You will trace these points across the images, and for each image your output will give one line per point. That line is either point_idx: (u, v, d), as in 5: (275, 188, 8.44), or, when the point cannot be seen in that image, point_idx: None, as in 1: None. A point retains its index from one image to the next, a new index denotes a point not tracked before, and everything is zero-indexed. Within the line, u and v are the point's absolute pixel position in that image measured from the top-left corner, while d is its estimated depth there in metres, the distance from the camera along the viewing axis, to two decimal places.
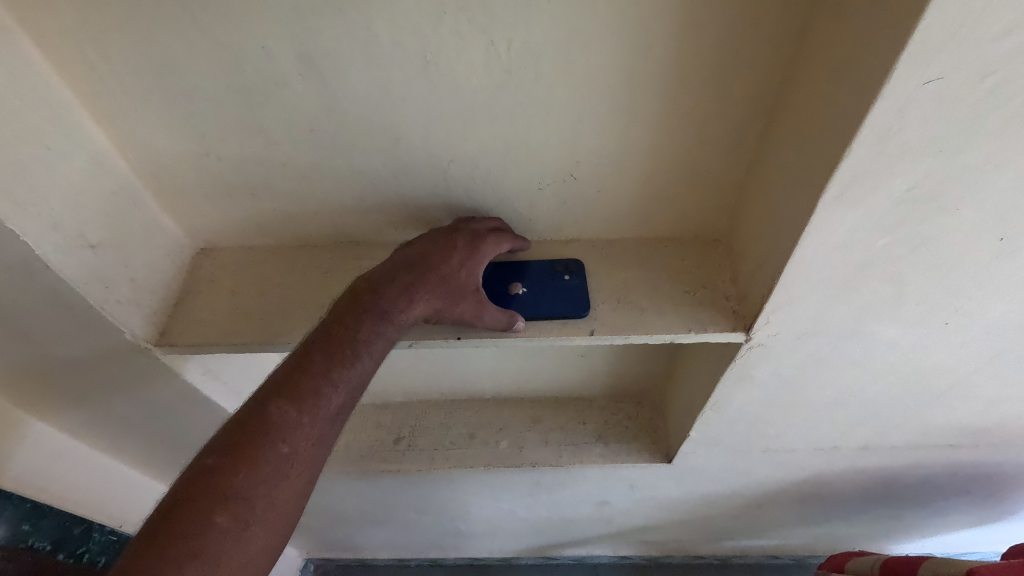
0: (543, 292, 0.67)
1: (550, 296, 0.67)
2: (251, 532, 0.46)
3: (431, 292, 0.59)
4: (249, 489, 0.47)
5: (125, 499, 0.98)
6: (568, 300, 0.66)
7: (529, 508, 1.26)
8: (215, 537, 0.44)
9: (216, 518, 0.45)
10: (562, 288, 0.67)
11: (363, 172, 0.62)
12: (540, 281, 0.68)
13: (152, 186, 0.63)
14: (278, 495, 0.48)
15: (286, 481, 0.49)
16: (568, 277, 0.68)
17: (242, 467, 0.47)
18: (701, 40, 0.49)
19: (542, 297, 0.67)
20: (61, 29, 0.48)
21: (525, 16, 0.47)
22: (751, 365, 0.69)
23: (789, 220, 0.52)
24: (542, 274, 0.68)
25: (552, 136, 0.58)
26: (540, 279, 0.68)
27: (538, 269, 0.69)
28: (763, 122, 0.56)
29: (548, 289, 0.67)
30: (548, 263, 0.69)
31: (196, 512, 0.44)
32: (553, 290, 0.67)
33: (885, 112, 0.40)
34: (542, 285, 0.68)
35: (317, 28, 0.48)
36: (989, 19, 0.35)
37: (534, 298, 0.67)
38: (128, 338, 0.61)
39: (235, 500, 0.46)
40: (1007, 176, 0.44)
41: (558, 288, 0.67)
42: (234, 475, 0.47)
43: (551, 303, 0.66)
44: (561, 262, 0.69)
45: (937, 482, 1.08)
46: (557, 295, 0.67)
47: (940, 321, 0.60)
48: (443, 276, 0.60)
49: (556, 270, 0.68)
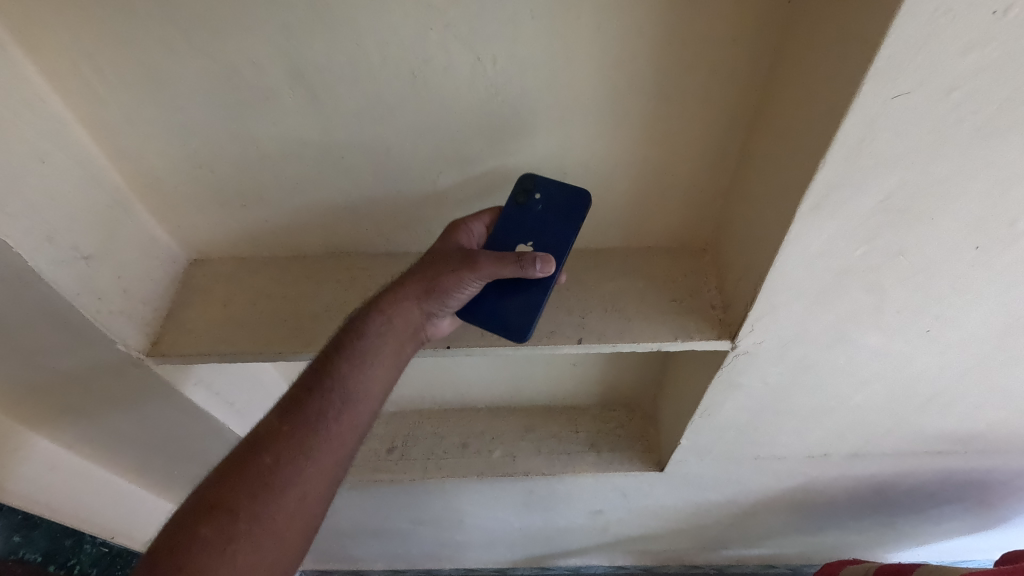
0: (544, 236, 0.63)
1: (553, 236, 0.63)
2: (236, 544, 0.52)
3: (431, 298, 0.62)
4: (233, 502, 0.53)
5: (116, 510, 0.98)
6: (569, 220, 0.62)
7: (523, 517, 1.26)
8: (199, 549, 0.51)
9: (201, 529, 0.52)
10: (548, 215, 0.62)
11: (353, 183, 0.63)
12: (525, 227, 0.63)
13: (145, 197, 0.64)
14: (260, 509, 0.53)
15: (270, 496, 0.54)
16: (540, 197, 0.62)
17: (226, 483, 0.55)
18: (682, 55, 0.51)
19: (546, 243, 0.63)
20: (58, 46, 0.49)
21: (508, 32, 0.49)
22: (738, 372, 0.70)
23: (769, 229, 0.54)
24: (518, 223, 0.63)
25: (538, 149, 0.59)
26: (518, 222, 0.63)
27: (508, 217, 0.64)
28: (744, 134, 0.57)
29: (541, 231, 0.63)
30: (509, 201, 0.63)
31: (187, 526, 0.52)
32: (544, 225, 0.62)
33: (855, 126, 0.41)
34: (533, 229, 0.63)
35: (307, 44, 0.49)
36: (950, 37, 0.36)
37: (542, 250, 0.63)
38: (120, 348, 0.62)
39: (218, 510, 0.53)
40: (978, 186, 0.46)
41: (546, 221, 0.62)
42: (219, 489, 0.54)
43: (560, 241, 0.63)
44: (518, 188, 0.62)
45: (929, 489, 1.09)
46: (557, 227, 0.62)
47: (923, 327, 0.61)
48: (444, 275, 0.60)
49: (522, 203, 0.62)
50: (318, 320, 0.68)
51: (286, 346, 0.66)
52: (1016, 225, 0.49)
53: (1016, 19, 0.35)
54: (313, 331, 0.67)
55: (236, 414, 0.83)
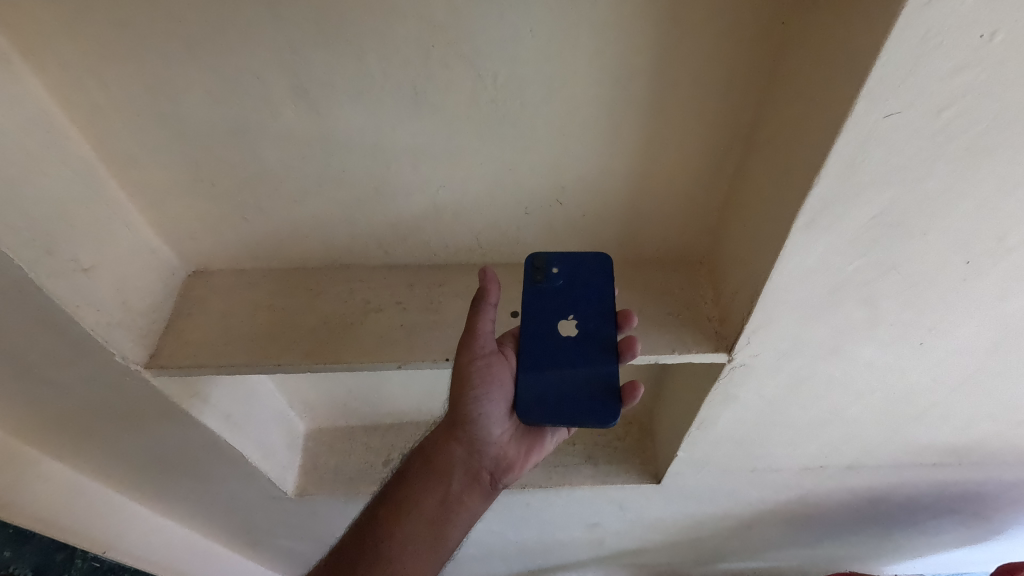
0: (576, 300, 0.67)
1: (583, 294, 0.67)
2: None
3: (468, 427, 0.68)
4: None
5: (108, 525, 0.96)
6: (590, 272, 0.67)
7: (519, 530, 1.25)
8: None
9: None
10: (571, 281, 0.68)
11: (354, 196, 0.63)
12: (551, 301, 0.68)
13: (145, 209, 0.64)
14: None
15: None
16: (557, 269, 0.68)
17: None
18: (680, 73, 0.52)
19: (580, 304, 0.67)
20: (63, 60, 0.50)
21: (510, 49, 0.50)
22: (734, 385, 0.71)
23: (766, 243, 0.54)
24: (545, 299, 0.68)
25: (538, 164, 0.60)
26: (544, 297, 0.68)
27: (532, 299, 0.68)
28: (739, 150, 0.58)
29: (570, 294, 0.67)
30: (528, 284, 0.68)
31: None
32: (570, 291, 0.67)
33: (848, 144, 0.42)
34: (562, 298, 0.67)
35: (311, 60, 0.50)
36: (940, 60, 0.38)
37: (579, 311, 0.67)
38: (118, 360, 0.61)
39: None
40: (968, 203, 0.47)
41: (571, 287, 0.68)
42: None
43: (591, 295, 0.67)
44: (531, 270, 0.68)
45: (924, 501, 1.09)
46: (584, 286, 0.67)
47: (916, 341, 0.62)
48: (463, 395, 0.66)
49: (541, 280, 0.68)
50: (317, 332, 0.68)
51: (285, 358, 0.66)
52: (1005, 241, 0.50)
53: (1002, 42, 0.37)
54: (312, 343, 0.67)
55: (233, 427, 0.82)
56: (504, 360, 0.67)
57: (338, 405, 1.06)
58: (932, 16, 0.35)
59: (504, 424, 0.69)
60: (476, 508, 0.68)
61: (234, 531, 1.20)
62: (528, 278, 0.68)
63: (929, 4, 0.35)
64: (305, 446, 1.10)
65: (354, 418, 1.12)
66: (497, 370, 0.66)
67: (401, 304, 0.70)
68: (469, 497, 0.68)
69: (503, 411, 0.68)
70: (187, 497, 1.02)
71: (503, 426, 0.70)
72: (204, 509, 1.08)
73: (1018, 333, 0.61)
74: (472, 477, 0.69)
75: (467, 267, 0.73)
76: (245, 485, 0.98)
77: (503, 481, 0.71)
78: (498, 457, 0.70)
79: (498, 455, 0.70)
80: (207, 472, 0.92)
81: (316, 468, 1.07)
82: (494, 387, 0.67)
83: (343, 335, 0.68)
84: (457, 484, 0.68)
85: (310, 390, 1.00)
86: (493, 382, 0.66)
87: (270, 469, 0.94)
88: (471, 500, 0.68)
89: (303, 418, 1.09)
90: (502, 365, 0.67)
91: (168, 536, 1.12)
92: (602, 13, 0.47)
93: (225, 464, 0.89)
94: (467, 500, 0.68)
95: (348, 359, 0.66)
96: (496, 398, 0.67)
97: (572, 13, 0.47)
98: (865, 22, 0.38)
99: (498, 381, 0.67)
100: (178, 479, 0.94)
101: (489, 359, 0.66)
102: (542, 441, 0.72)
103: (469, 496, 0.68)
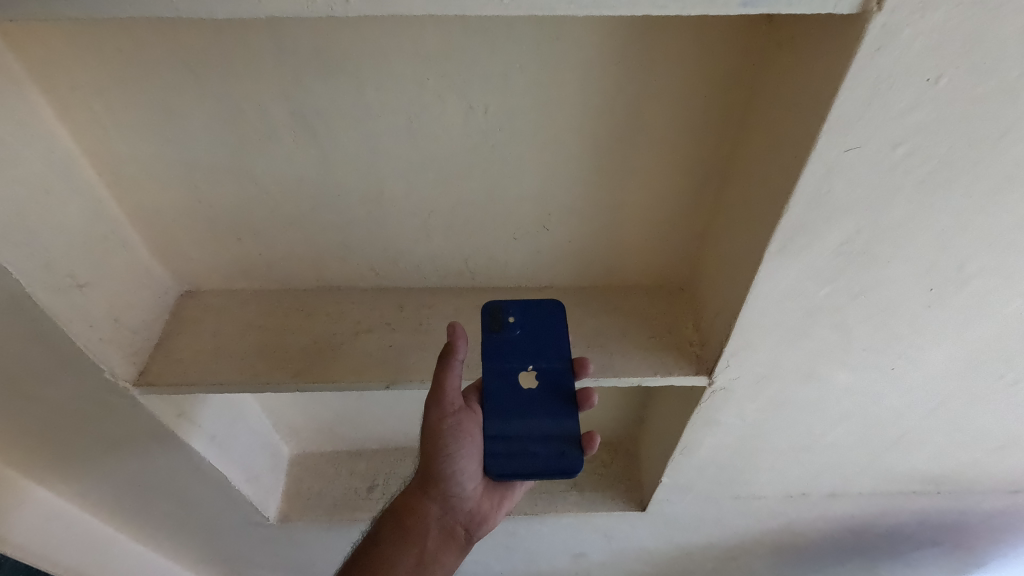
0: (533, 349, 0.67)
1: (541, 342, 0.68)
2: None
3: (441, 485, 0.68)
4: None
5: (84, 551, 0.94)
6: (546, 317, 0.68)
7: (503, 559, 1.24)
8: None
9: None
10: (529, 331, 0.68)
11: (346, 219, 0.65)
12: (510, 350, 0.67)
13: (143, 229, 0.66)
14: None
15: None
16: (514, 319, 0.68)
17: None
18: (660, 109, 0.55)
19: (539, 352, 0.67)
20: (73, 84, 0.52)
21: (499, 83, 0.53)
22: (715, 410, 0.72)
23: (742, 266, 0.57)
24: (502, 349, 0.67)
25: (525, 190, 0.63)
26: (502, 347, 0.67)
27: (492, 350, 0.67)
28: (716, 180, 0.62)
29: (529, 343, 0.68)
30: (485, 335, 0.67)
31: None
32: (528, 339, 0.68)
33: (814, 174, 0.46)
34: (520, 346, 0.68)
35: (311, 89, 0.53)
36: (893, 99, 0.41)
37: (539, 359, 0.67)
38: (108, 377, 0.62)
39: None
40: (927, 232, 0.50)
41: (530, 336, 0.68)
42: None
43: (550, 344, 0.67)
44: (489, 320, 0.68)
45: (907, 530, 1.10)
46: (539, 333, 0.68)
47: (887, 366, 0.64)
48: (436, 453, 0.67)
49: (499, 329, 0.68)
50: (308, 353, 0.69)
51: (275, 376, 0.67)
52: (964, 269, 0.53)
53: (946, 86, 0.40)
54: (302, 362, 0.68)
55: (217, 449, 0.81)
56: (473, 414, 0.67)
57: (324, 429, 1.06)
58: (883, 61, 0.39)
59: (478, 480, 0.70)
60: (452, 563, 0.69)
61: (213, 559, 1.17)
62: (486, 327, 0.68)
63: (880, 49, 0.39)
64: (291, 470, 1.09)
65: (340, 443, 1.11)
66: (467, 426, 0.67)
67: (391, 326, 0.71)
68: (445, 553, 0.69)
69: (476, 466, 0.69)
70: (166, 523, 1.00)
71: (477, 481, 0.70)
72: (183, 535, 1.06)
73: (984, 360, 0.64)
74: (444, 534, 0.69)
75: (456, 290, 0.75)
76: (227, 510, 0.96)
77: (479, 533, 0.72)
78: (473, 511, 0.71)
79: (473, 510, 0.71)
80: (189, 496, 0.90)
81: (299, 494, 1.06)
82: (466, 444, 0.67)
83: (333, 355, 0.69)
84: (431, 541, 0.69)
85: (295, 413, 1.00)
86: (465, 438, 0.67)
87: (253, 493, 0.93)
88: (446, 556, 0.69)
89: (289, 443, 1.08)
90: (472, 419, 0.67)
91: (145, 564, 1.09)
92: (586, 53, 0.51)
93: (208, 488, 0.87)
94: (442, 557, 0.68)
95: (338, 379, 0.67)
96: (469, 453, 0.67)
97: (557, 52, 0.51)
98: (825, 64, 0.42)
99: (470, 436, 0.67)
100: (159, 503, 0.92)
101: (459, 415, 0.67)
102: (515, 491, 0.73)
103: (444, 552, 0.69)
